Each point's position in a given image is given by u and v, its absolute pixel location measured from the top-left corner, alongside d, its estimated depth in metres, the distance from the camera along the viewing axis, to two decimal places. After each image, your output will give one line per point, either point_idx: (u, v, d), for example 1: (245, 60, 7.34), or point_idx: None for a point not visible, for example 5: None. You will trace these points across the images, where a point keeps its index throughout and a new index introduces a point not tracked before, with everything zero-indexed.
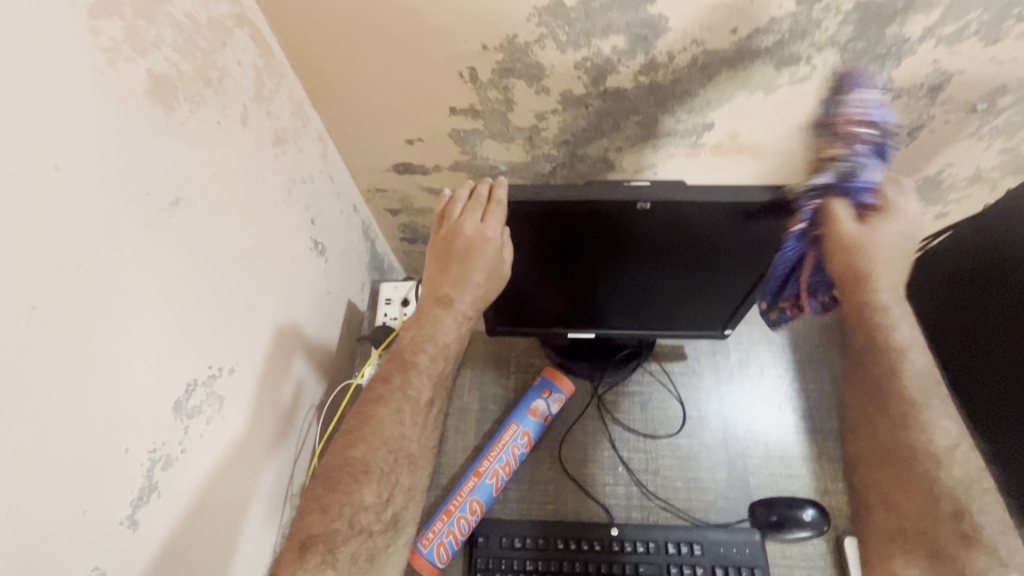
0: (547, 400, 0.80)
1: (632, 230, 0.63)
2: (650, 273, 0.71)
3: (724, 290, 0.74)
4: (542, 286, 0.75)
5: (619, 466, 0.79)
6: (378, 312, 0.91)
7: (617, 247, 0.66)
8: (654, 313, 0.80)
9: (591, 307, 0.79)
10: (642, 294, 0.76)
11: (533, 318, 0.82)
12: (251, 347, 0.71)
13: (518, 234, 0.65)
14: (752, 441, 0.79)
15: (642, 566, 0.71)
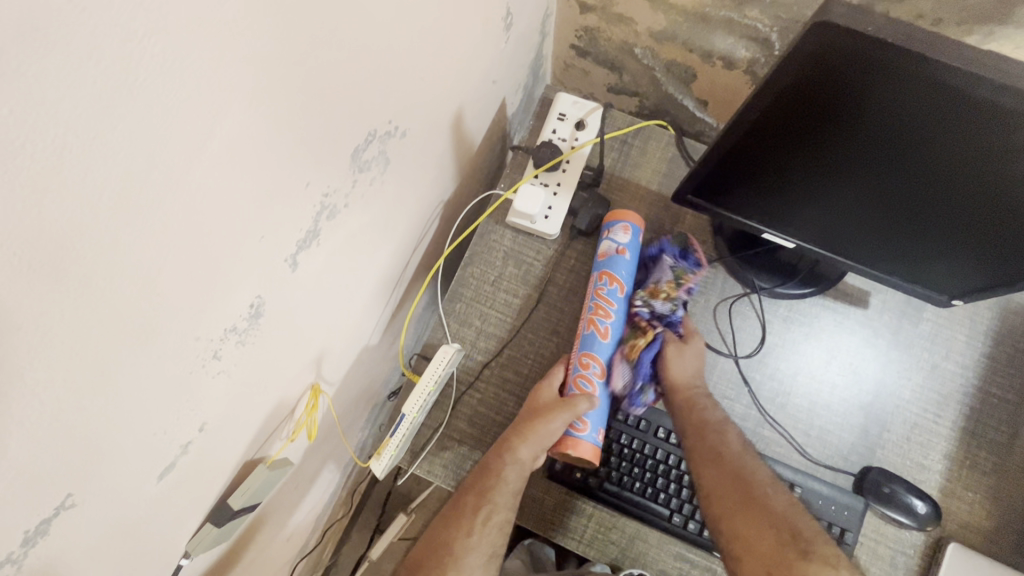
0: (614, 237, 0.70)
1: (973, 150, 0.45)
2: (930, 207, 0.54)
3: (971, 262, 0.59)
4: (776, 169, 0.59)
5: (747, 385, 0.72)
6: (546, 126, 0.77)
7: (921, 159, 0.49)
8: (879, 247, 0.65)
9: (793, 206, 0.64)
10: (865, 221, 0.61)
11: (716, 189, 0.67)
12: (422, 114, 0.60)
13: (823, 81, 0.46)
14: (900, 418, 0.71)
15: None
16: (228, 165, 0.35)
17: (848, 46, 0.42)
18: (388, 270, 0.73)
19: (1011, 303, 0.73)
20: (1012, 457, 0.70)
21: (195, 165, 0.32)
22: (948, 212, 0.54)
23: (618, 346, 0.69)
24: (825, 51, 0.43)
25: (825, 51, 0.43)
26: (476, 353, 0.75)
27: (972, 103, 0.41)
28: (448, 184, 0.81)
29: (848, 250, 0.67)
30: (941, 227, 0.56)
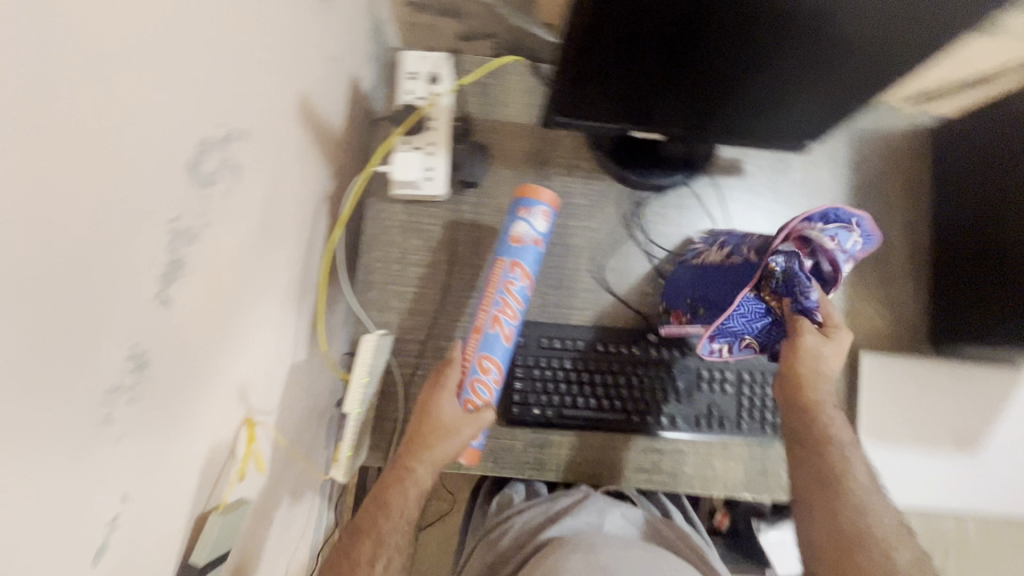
0: (528, 218, 0.68)
1: (715, 23, 0.53)
2: (749, 53, 0.57)
3: (815, 89, 0.62)
4: (615, 63, 0.59)
5: (662, 278, 0.76)
6: (400, 88, 0.74)
7: (687, 37, 0.55)
8: (723, 111, 0.68)
9: (653, 92, 0.65)
10: (711, 80, 0.62)
11: (577, 101, 0.67)
12: (261, 111, 0.57)
13: (592, 15, 0.51)
14: None
15: (673, 367, 0.74)
16: (49, 222, 0.32)
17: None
18: (283, 282, 0.69)
19: (860, 132, 0.81)
20: (893, 265, 0.79)
21: (9, 229, 0.29)
22: (765, 53, 0.57)
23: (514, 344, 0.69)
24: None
25: None
26: (404, 332, 0.73)
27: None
28: (319, 175, 0.77)
29: (717, 121, 0.70)
30: (777, 52, 0.56)
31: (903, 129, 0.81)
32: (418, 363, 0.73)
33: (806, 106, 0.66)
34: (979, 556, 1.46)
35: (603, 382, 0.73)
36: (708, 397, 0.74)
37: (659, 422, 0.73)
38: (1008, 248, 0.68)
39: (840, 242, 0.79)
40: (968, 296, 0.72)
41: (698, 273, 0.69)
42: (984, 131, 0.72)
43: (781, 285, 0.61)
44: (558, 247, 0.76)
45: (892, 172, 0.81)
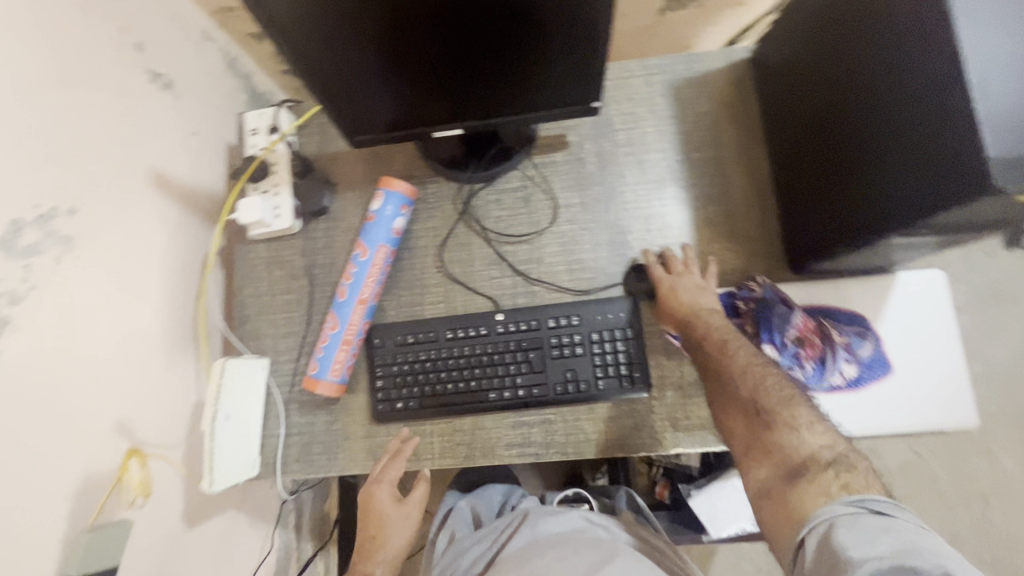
0: (404, 216, 0.79)
1: (397, 9, 0.59)
2: (471, 37, 0.63)
3: (556, 35, 0.63)
4: (369, 70, 0.68)
5: (504, 259, 0.80)
6: (246, 144, 0.85)
7: (391, 28, 0.62)
8: (502, 98, 0.74)
9: (428, 85, 0.71)
10: (458, 57, 0.66)
11: (376, 112, 0.75)
12: (92, 190, 0.69)
13: (298, 37, 0.62)
14: (634, 216, 0.80)
15: (524, 341, 0.76)
16: None
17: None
18: (165, 329, 0.80)
19: (677, 80, 0.82)
20: (734, 198, 0.78)
21: None
22: (484, 34, 0.63)
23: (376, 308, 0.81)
24: (263, 15, 0.58)
25: None
26: (279, 355, 0.81)
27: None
28: (199, 233, 0.88)
29: (512, 95, 0.73)
30: (478, 14, 0.60)
31: (720, 67, 0.82)
32: (294, 380, 0.80)
33: (573, 77, 0.70)
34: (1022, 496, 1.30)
35: (459, 367, 0.76)
36: (563, 362, 0.75)
37: (519, 396, 0.75)
38: (818, 159, 0.66)
39: (679, 189, 0.80)
40: (800, 210, 0.71)
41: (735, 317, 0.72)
42: (778, 50, 0.73)
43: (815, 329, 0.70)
44: (404, 250, 0.82)
45: (717, 110, 0.81)
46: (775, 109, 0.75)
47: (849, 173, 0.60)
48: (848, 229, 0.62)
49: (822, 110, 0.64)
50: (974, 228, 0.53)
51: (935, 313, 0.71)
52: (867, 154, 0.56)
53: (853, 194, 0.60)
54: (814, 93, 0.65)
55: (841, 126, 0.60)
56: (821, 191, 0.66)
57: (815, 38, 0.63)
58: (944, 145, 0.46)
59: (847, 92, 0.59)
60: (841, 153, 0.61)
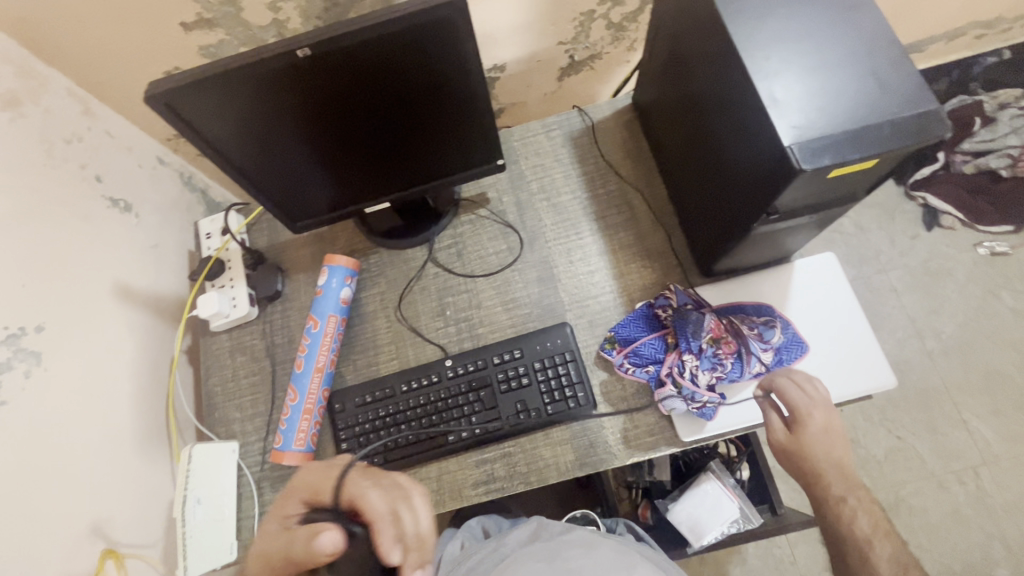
0: (350, 286, 0.86)
1: (310, 114, 0.69)
2: (380, 130, 0.74)
3: (450, 115, 0.75)
4: (298, 168, 0.78)
5: (446, 309, 0.87)
6: (202, 247, 0.94)
7: (309, 131, 0.72)
8: (420, 173, 0.84)
9: (353, 170, 0.81)
10: (372, 143, 0.77)
11: (313, 200, 0.84)
12: (57, 307, 0.76)
13: (229, 151, 0.71)
14: (557, 252, 0.88)
15: (474, 381, 0.81)
16: None
17: (182, 125, 0.65)
18: (137, 429, 0.84)
19: (575, 131, 0.94)
20: (642, 221, 0.87)
21: None
22: (391, 126, 0.74)
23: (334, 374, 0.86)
24: (195, 138, 0.67)
25: (173, 90, 0.60)
26: (247, 436, 0.84)
27: (247, 80, 0.62)
28: (165, 335, 0.94)
29: (428, 165, 0.83)
30: (381, 111, 0.71)
31: (609, 115, 0.94)
32: (263, 458, 0.83)
33: (474, 145, 0.81)
34: (1011, 461, 1.30)
35: (417, 417, 0.81)
36: (513, 395, 0.80)
37: (476, 433, 0.79)
38: (695, 174, 0.76)
39: (591, 221, 0.89)
40: (696, 221, 0.80)
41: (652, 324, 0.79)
42: (649, 93, 0.85)
43: (729, 329, 0.76)
44: (355, 317, 0.88)
45: (613, 150, 0.92)
46: (657, 139, 0.86)
47: (716, 179, 0.70)
48: (727, 229, 0.71)
49: (687, 134, 0.75)
50: (818, 207, 0.62)
51: (836, 290, 0.79)
52: (723, 162, 0.66)
53: (724, 197, 0.69)
54: (679, 121, 0.76)
55: (703, 145, 0.71)
56: (704, 200, 0.75)
57: (669, 80, 0.75)
58: (758, 143, 0.56)
59: (697, 115, 0.69)
60: (708, 165, 0.71)
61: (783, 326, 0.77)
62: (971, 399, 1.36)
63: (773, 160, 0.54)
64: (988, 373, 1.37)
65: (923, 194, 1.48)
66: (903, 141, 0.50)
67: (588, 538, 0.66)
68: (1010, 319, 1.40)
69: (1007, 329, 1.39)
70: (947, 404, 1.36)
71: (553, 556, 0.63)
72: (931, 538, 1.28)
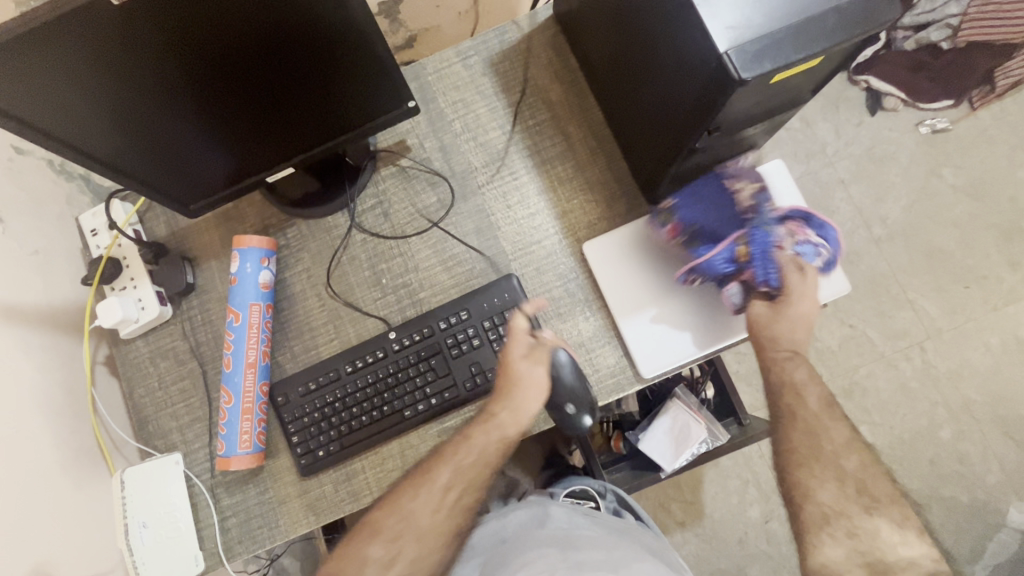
0: (269, 268, 0.77)
1: (158, 75, 0.57)
2: (253, 81, 0.62)
3: (334, 51, 0.63)
4: (171, 142, 0.66)
5: (382, 277, 0.79)
6: (89, 247, 0.81)
7: (163, 96, 0.59)
8: (321, 127, 0.73)
9: (238, 136, 0.69)
10: (251, 99, 0.65)
11: (204, 177, 0.73)
12: None
13: (73, 137, 0.59)
14: (494, 198, 0.80)
15: (423, 351, 0.75)
16: None
17: None
18: (64, 458, 0.76)
19: (494, 55, 0.83)
20: (579, 151, 0.80)
21: None
22: (264, 75, 0.62)
23: (272, 366, 0.78)
24: (17, 127, 0.55)
25: None
26: (190, 444, 0.78)
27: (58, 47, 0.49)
28: (73, 351, 0.84)
29: (327, 118, 0.72)
30: (246, 58, 0.59)
31: (530, 32, 0.83)
32: (212, 464, 0.77)
33: (375, 85, 0.69)
34: (952, 333, 1.38)
35: (368, 397, 0.76)
36: (466, 359, 0.75)
37: (433, 404, 0.75)
38: (629, 90, 0.68)
39: (525, 157, 0.80)
40: (637, 146, 0.73)
41: (717, 200, 0.72)
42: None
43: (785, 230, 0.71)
44: (282, 300, 0.80)
45: (539, 73, 0.82)
46: (585, 53, 0.76)
47: (653, 94, 0.62)
48: (670, 150, 0.64)
49: (615, 45, 0.66)
50: (762, 118, 0.56)
51: (785, 200, 0.75)
52: (658, 73, 0.58)
53: (664, 115, 0.62)
54: (605, 28, 0.67)
55: (636, 59, 0.62)
56: (643, 120, 0.68)
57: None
58: (693, 51, 0.48)
59: (625, 20, 0.60)
60: (643, 79, 0.63)
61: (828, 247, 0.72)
62: (916, 279, 1.40)
63: (708, 72, 0.47)
64: (930, 252, 1.41)
65: (865, 78, 1.42)
66: (851, 32, 0.43)
67: (597, 540, 0.69)
68: (950, 196, 1.42)
69: (947, 207, 1.42)
70: (894, 288, 1.40)
71: (564, 548, 0.67)
72: (883, 414, 1.37)
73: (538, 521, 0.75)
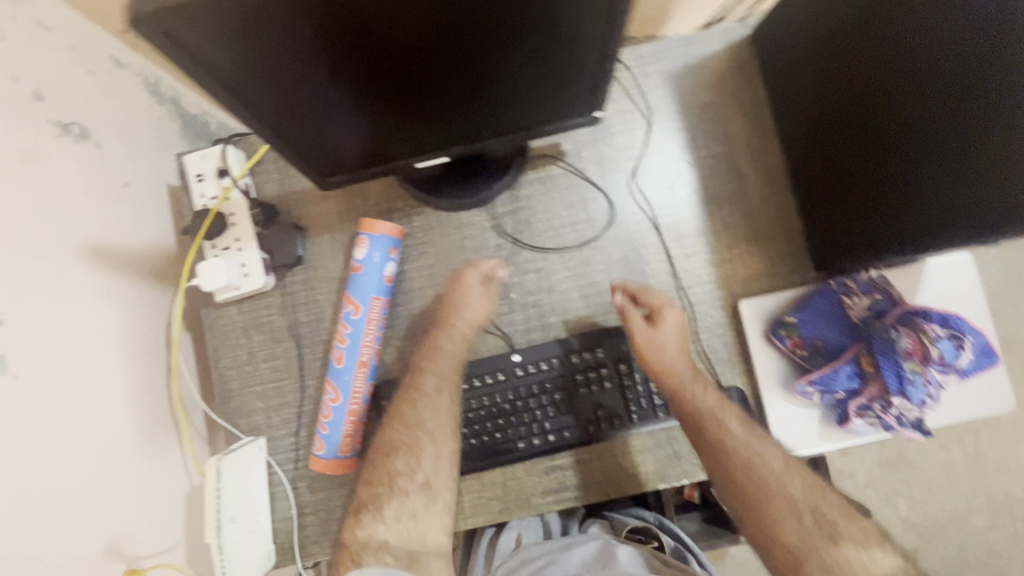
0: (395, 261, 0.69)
1: (389, 62, 0.48)
2: (472, 75, 0.53)
3: (567, 61, 0.54)
4: (348, 116, 0.56)
5: (511, 291, 0.73)
6: (193, 193, 0.72)
7: (372, 76, 0.49)
8: (503, 123, 0.64)
9: (420, 123, 0.60)
10: (455, 92, 0.55)
11: (356, 152, 0.63)
12: (20, 290, 0.57)
13: (261, 107, 0.50)
14: (647, 229, 0.73)
15: (548, 382, 0.70)
16: None
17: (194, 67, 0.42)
18: (141, 421, 0.70)
19: (676, 69, 0.74)
20: (750, 196, 0.73)
21: None
22: (487, 73, 0.53)
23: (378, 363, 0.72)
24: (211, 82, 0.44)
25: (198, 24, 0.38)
26: (275, 430, 0.72)
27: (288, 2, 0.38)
28: (153, 301, 0.77)
29: (503, 113, 0.62)
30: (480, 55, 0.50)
31: (720, 52, 0.74)
32: (297, 456, 0.72)
33: (583, 94, 0.61)
34: (1011, 425, 1.36)
35: (481, 419, 0.70)
36: (592, 399, 0.70)
37: (549, 440, 0.69)
38: (854, 154, 0.61)
39: (690, 191, 0.73)
40: (828, 209, 0.66)
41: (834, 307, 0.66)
42: (791, 30, 0.66)
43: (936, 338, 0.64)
44: (398, 295, 0.73)
45: (724, 100, 0.74)
46: (796, 83, 0.68)
47: (900, 172, 0.55)
48: (888, 233, 0.58)
49: (862, 99, 0.58)
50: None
51: (969, 299, 0.68)
52: (930, 151, 0.51)
53: (901, 196, 0.56)
54: (859, 75, 0.58)
55: (892, 131, 0.55)
56: (860, 188, 0.61)
57: (868, 23, 0.55)
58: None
59: (907, 83, 0.52)
60: (886, 151, 0.56)
61: (973, 339, 0.65)
62: None
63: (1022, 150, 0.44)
64: None
65: None
66: None
67: None
68: None
69: None
70: None
71: None
72: (923, 492, 1.36)
73: (606, 555, 0.71)
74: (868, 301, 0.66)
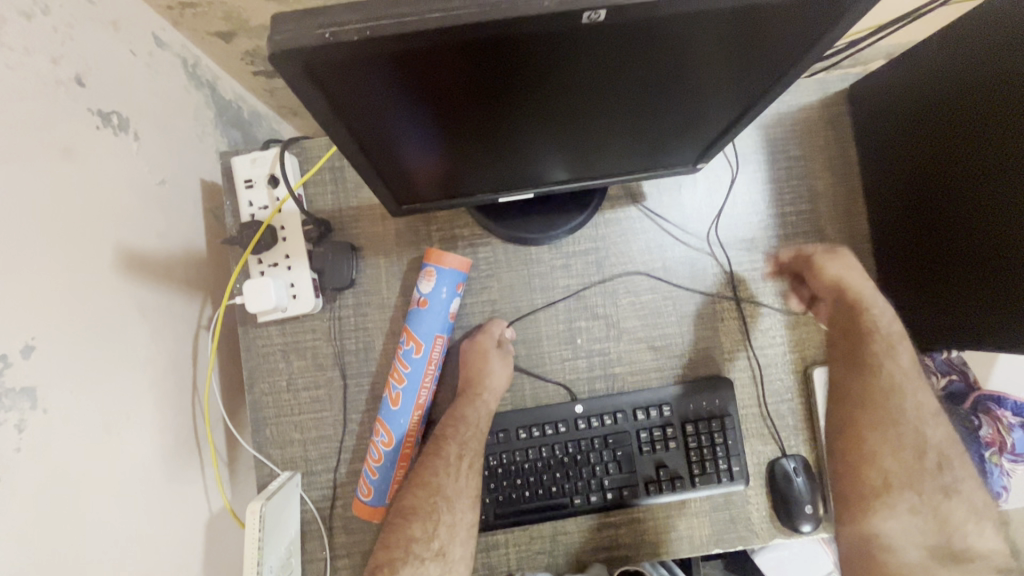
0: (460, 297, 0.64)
1: (509, 104, 0.43)
2: (583, 121, 0.48)
3: (684, 116, 0.50)
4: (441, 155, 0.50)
5: (577, 337, 0.69)
6: (240, 201, 0.66)
7: (486, 117, 0.44)
8: (593, 168, 0.59)
9: (510, 164, 0.55)
10: (560, 137, 0.50)
11: (435, 187, 0.58)
12: (55, 308, 0.51)
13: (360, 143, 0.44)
14: (724, 284, 0.70)
15: (611, 438, 0.66)
16: None
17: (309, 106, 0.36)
18: (168, 447, 0.64)
19: (768, 117, 0.71)
20: None
21: None
22: (601, 119, 0.48)
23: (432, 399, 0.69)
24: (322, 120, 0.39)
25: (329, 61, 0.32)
26: (312, 464, 0.67)
27: (444, 44, 0.33)
28: (182, 311, 0.70)
29: (594, 159, 0.57)
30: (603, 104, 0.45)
31: (814, 104, 0.71)
32: (333, 494, 0.66)
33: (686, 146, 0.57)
34: None
35: (538, 471, 0.66)
36: (654, 458, 0.67)
37: (607, 499, 0.66)
38: (945, 238, 0.59)
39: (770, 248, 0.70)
40: (910, 286, 0.64)
41: None
42: (892, 98, 0.63)
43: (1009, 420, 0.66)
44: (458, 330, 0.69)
45: (814, 155, 0.71)
46: (883, 155, 0.66)
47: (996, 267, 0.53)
48: (976, 324, 0.57)
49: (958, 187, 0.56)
50: None
51: None
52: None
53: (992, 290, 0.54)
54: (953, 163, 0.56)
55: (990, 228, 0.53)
56: (947, 274, 0.59)
57: (964, 115, 0.54)
58: None
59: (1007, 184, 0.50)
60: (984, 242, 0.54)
61: None
62: None
63: None
64: None
65: None
66: None
67: None
68: None
69: None
70: None
71: None
72: None
73: None
74: (945, 382, 0.67)
